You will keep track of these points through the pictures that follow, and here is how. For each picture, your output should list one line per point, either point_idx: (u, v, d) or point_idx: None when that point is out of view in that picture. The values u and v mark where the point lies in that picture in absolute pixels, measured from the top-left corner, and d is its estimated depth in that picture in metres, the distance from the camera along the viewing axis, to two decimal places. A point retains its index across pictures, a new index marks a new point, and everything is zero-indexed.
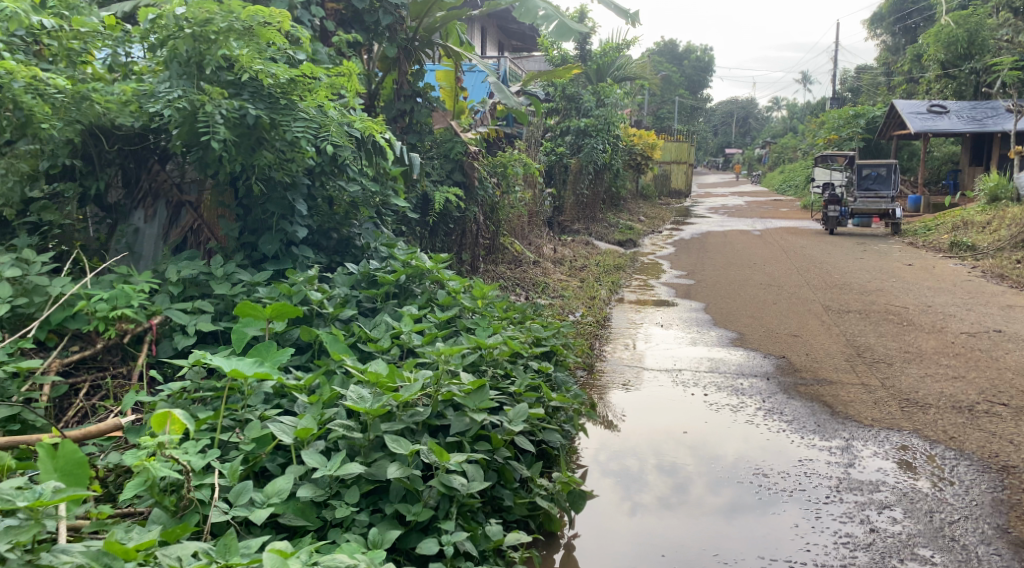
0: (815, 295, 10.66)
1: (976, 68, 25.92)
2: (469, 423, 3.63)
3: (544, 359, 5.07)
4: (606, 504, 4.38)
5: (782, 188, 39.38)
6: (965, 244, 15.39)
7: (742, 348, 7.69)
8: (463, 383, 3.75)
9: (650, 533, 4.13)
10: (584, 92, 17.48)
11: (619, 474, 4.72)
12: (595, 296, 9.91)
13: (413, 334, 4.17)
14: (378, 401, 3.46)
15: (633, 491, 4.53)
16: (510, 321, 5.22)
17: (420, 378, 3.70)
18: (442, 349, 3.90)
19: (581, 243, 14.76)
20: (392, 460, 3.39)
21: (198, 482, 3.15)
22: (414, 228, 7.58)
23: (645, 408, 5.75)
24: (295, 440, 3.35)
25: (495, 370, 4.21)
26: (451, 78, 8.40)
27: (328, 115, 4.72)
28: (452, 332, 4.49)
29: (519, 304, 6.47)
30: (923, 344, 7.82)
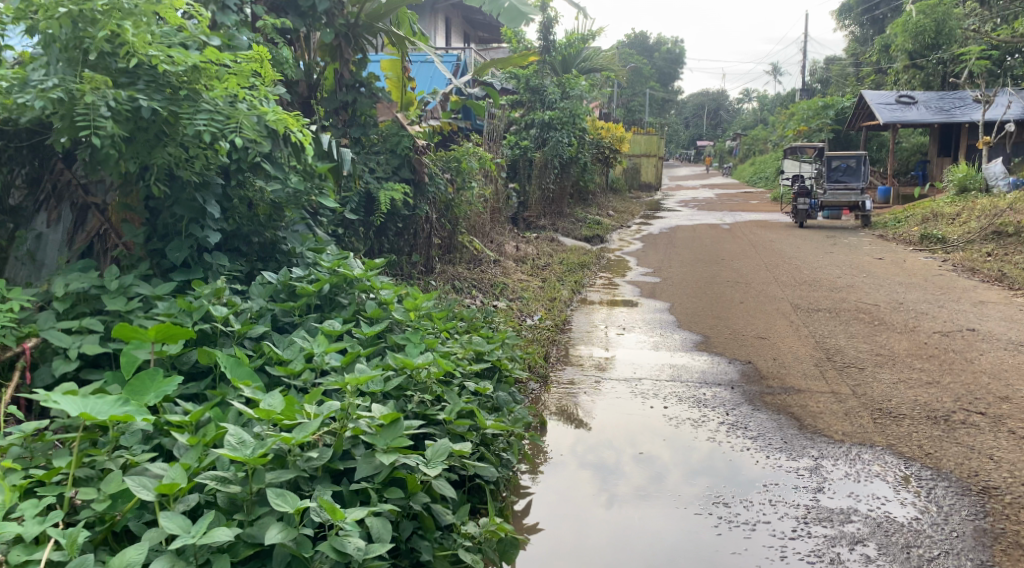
0: (784, 293, 10.32)
1: (943, 58, 25.79)
2: (377, 466, 3.27)
3: (485, 376, 4.64)
4: (584, 495, 4.40)
5: (753, 180, 39.21)
6: (935, 237, 15.16)
7: (707, 352, 7.29)
8: (375, 419, 3.41)
9: (627, 523, 4.14)
10: (549, 83, 17.01)
11: (596, 466, 4.72)
12: (555, 297, 9.50)
13: (329, 355, 3.77)
14: (262, 447, 3.11)
15: (610, 481, 4.54)
16: (449, 335, 4.77)
17: (322, 413, 3.33)
18: (350, 379, 3.49)
19: (546, 240, 14.34)
20: (278, 519, 3.02)
21: (24, 558, 2.79)
22: (355, 230, 7.13)
23: (605, 420, 5.39)
24: (159, 497, 2.98)
25: (422, 395, 3.76)
26: (398, 68, 8.08)
27: (237, 107, 4.25)
28: (375, 350, 4.05)
29: (465, 313, 6.04)
30: (895, 346, 7.50)
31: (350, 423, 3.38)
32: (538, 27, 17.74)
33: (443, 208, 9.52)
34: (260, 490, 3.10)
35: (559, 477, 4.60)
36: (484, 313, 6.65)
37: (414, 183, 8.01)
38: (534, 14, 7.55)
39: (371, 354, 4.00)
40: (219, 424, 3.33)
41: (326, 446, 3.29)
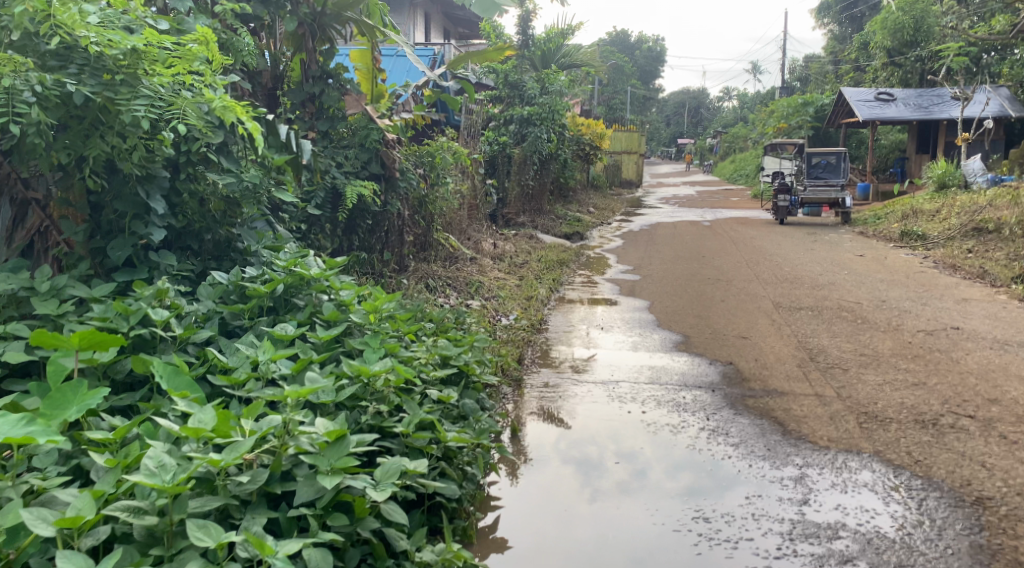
0: (766, 291, 10.11)
1: (922, 55, 25.79)
2: (319, 490, 3.07)
3: (451, 383, 4.36)
4: (566, 491, 4.27)
5: (733, 177, 39.14)
6: (916, 233, 15.04)
7: (687, 353, 7.05)
8: (319, 436, 3.20)
9: (611, 519, 4.01)
10: (527, 79, 16.74)
11: (578, 462, 4.60)
12: (532, 296, 9.24)
13: (277, 363, 3.52)
14: (185, 472, 2.89)
15: (593, 476, 4.43)
16: (411, 338, 4.47)
17: (257, 431, 3.12)
18: (294, 391, 3.26)
19: (525, 237, 14.06)
20: (199, 554, 2.79)
21: None
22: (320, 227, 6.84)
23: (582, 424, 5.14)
24: (63, 531, 2.73)
25: (378, 406, 3.53)
26: (368, 59, 7.79)
27: (179, 94, 4.04)
28: (329, 356, 3.78)
29: (434, 315, 5.76)
30: (879, 346, 7.29)
31: (291, 441, 3.17)
32: (516, 21, 17.48)
33: (416, 205, 9.22)
34: (181, 520, 2.87)
35: (542, 474, 4.47)
36: (456, 314, 6.38)
37: (383, 179, 7.73)
38: (508, 3, 7.25)
39: (324, 360, 3.75)
40: (145, 444, 3.08)
41: (262, 468, 3.07)
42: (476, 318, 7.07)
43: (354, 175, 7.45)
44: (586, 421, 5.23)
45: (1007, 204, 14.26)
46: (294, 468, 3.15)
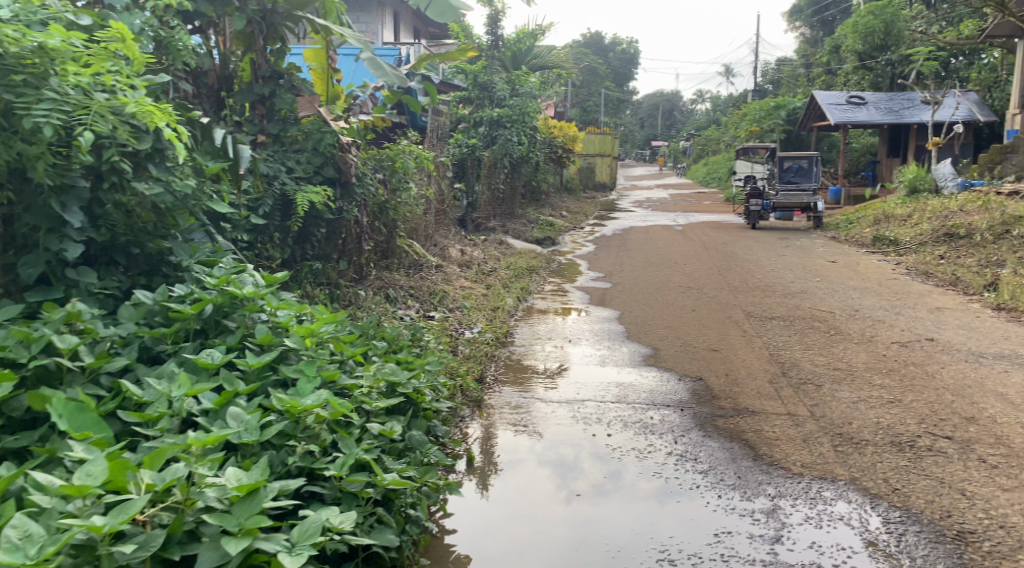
0: (737, 300, 9.89)
1: (892, 59, 25.85)
2: (225, 554, 2.96)
3: (398, 414, 4.18)
4: (542, 494, 4.42)
5: (707, 180, 39.01)
6: (887, 238, 14.91)
7: (656, 368, 6.77)
8: (228, 491, 3.12)
9: (586, 522, 4.15)
10: (497, 80, 16.41)
11: (555, 464, 4.74)
12: (498, 306, 8.95)
13: (194, 399, 3.46)
14: (54, 544, 2.77)
15: (569, 477, 4.57)
16: (347, 366, 4.19)
17: (155, 487, 3.04)
18: (203, 440, 3.20)
19: (494, 242, 13.76)
20: None
21: None
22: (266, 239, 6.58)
23: (547, 443, 5.01)
24: None
25: (306, 446, 3.48)
26: (321, 58, 7.65)
27: (92, 96, 3.85)
28: (256, 388, 3.68)
29: (389, 333, 5.48)
30: (853, 359, 7.06)
31: (195, 496, 3.08)
32: (485, 20, 17.19)
33: (377, 210, 8.91)
34: None
35: (518, 476, 4.61)
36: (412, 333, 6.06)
37: (338, 183, 7.60)
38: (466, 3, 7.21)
39: (251, 392, 3.65)
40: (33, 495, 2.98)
41: (160, 528, 2.97)
42: (432, 333, 6.77)
43: (307, 180, 7.20)
44: (555, 430, 5.25)
45: (977, 209, 14.18)
46: (198, 527, 3.06)
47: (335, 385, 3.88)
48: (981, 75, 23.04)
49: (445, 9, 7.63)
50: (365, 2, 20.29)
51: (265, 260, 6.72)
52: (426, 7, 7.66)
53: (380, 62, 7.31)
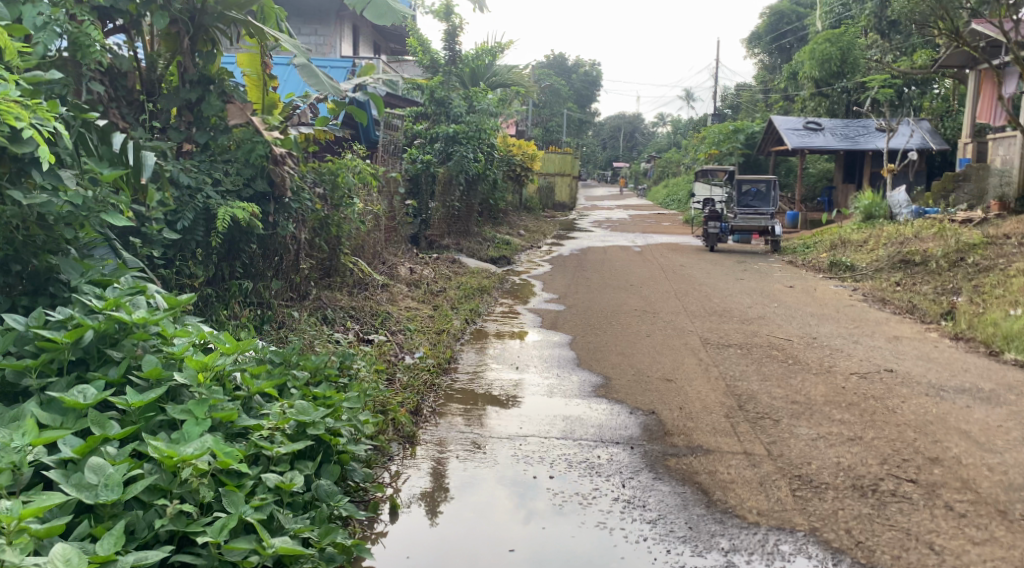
0: (693, 325, 9.54)
1: (847, 87, 26.07)
2: None
3: (304, 459, 4.04)
4: (501, 512, 4.35)
5: (667, 202, 38.95)
6: (844, 264, 14.76)
7: (608, 400, 6.38)
8: None
9: (548, 543, 4.08)
10: (454, 96, 15.88)
11: (515, 484, 4.68)
12: (444, 328, 8.47)
13: (51, 446, 3.29)
14: None
15: (528, 498, 4.51)
16: (249, 408, 4.03)
17: None
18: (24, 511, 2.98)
19: (446, 261, 13.30)
20: None
21: None
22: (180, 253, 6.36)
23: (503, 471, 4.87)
24: None
25: (173, 507, 3.27)
26: (256, 63, 7.34)
27: None
28: (132, 432, 3.50)
29: (312, 366, 5.13)
30: (812, 392, 6.73)
31: None
32: (442, 35, 16.85)
33: (316, 226, 8.47)
34: None
35: (477, 495, 4.54)
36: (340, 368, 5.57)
37: (270, 199, 7.24)
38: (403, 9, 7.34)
39: (124, 435, 3.48)
40: None
41: None
42: (363, 359, 6.29)
43: (235, 194, 6.86)
44: (514, 451, 5.19)
45: (932, 237, 14.07)
46: None
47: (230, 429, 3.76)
48: (934, 104, 23.25)
49: (385, 12, 7.20)
50: (323, 13, 19.66)
51: (185, 277, 6.35)
52: (366, 9, 7.25)
53: (315, 70, 6.92)
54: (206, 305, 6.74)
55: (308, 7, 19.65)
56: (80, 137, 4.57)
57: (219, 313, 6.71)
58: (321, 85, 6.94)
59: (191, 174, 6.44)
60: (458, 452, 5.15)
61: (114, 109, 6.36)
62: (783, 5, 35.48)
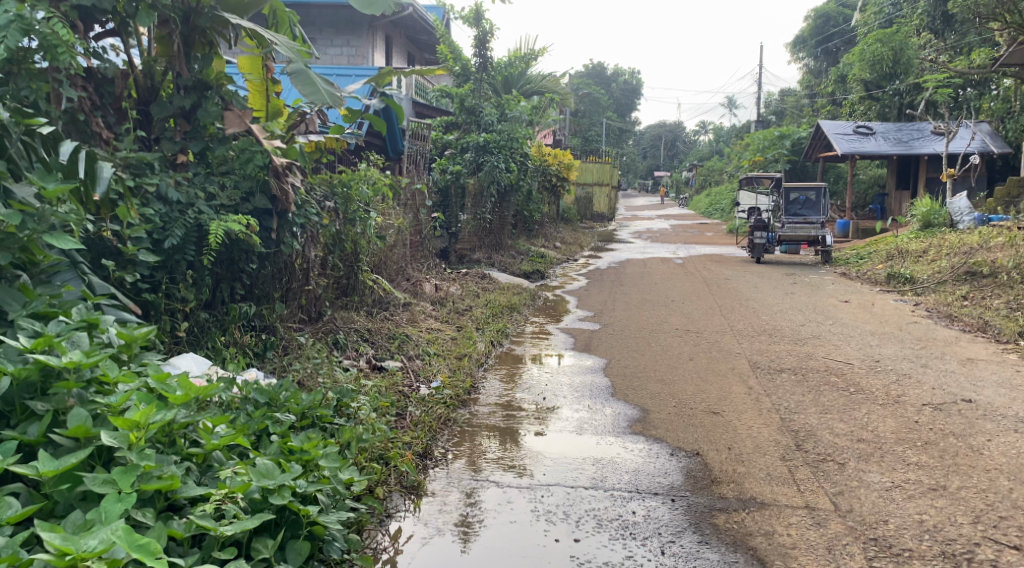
0: (741, 347, 8.74)
1: (900, 89, 24.98)
2: None
3: (264, 534, 3.55)
4: (534, 550, 4.08)
5: (709, 211, 37.94)
6: (903, 276, 13.81)
7: (644, 437, 5.64)
8: None
9: None
10: (486, 104, 15.31)
11: (547, 517, 4.37)
12: (466, 353, 7.78)
13: None
14: None
15: (566, 528, 4.25)
16: (204, 472, 3.62)
17: None
18: None
19: (476, 276, 12.62)
20: None
21: None
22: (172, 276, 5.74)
23: (534, 500, 4.55)
24: None
25: None
26: (258, 67, 6.79)
27: None
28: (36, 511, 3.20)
29: (300, 408, 4.55)
30: (879, 426, 5.94)
31: None
32: (472, 41, 16.25)
33: (329, 242, 7.84)
34: None
35: (508, 528, 4.27)
36: (335, 410, 4.91)
37: (273, 213, 6.60)
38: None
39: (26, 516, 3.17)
40: None
41: None
42: (367, 395, 5.62)
43: (232, 209, 6.25)
44: (549, 477, 4.88)
45: (1000, 246, 13.07)
46: None
47: (168, 500, 3.41)
48: (994, 105, 22.09)
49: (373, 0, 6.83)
50: (356, 24, 19.20)
51: (176, 301, 5.76)
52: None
53: (312, 76, 6.36)
54: (202, 332, 6.15)
55: (341, 18, 19.21)
56: (26, 148, 4.15)
57: (216, 340, 6.12)
58: (318, 92, 6.31)
59: (181, 188, 5.86)
60: (481, 481, 4.80)
61: (98, 117, 5.82)
62: (829, 7, 34.37)
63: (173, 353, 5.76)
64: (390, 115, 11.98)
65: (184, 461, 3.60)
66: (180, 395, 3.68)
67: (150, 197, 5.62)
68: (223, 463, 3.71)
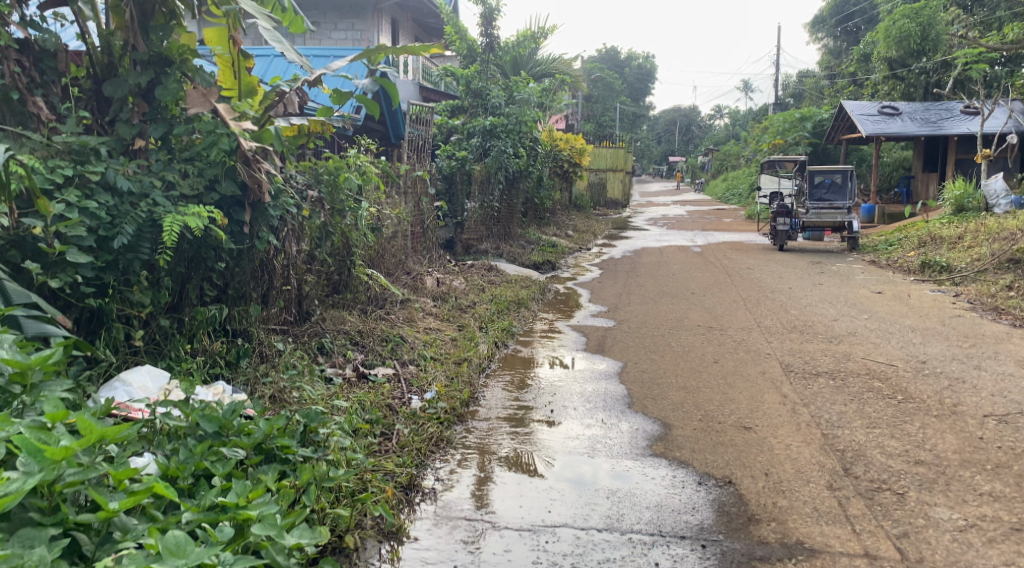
0: (770, 347, 7.95)
1: (927, 67, 23.97)
2: None
3: None
4: None
5: (726, 197, 36.98)
6: (938, 264, 12.95)
7: (667, 461, 4.87)
8: None
9: None
10: (493, 86, 14.55)
11: None
12: (467, 357, 7.03)
13: None
14: None
15: None
16: (102, 541, 3.19)
17: None
18: None
19: (482, 268, 11.87)
20: None
21: None
22: (121, 278, 4.99)
23: (537, 547, 3.83)
24: None
25: None
26: (226, 39, 6.07)
27: None
28: None
29: (251, 441, 3.85)
30: (939, 443, 5.16)
31: None
32: (478, 20, 15.44)
33: (316, 235, 7.07)
34: None
35: None
36: (304, 438, 4.17)
37: (245, 204, 5.83)
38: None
39: None
40: None
41: None
42: (343, 415, 4.87)
43: (195, 200, 5.52)
44: (557, 515, 4.15)
45: None
46: None
47: None
48: None
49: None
50: (359, 6, 18.37)
51: (129, 305, 5.04)
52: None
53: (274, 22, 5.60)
54: (164, 339, 5.42)
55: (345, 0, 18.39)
56: None
57: (179, 348, 5.39)
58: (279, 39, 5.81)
59: (133, 177, 5.11)
60: (473, 519, 4.09)
61: (38, 96, 5.16)
62: None
63: (127, 364, 5.05)
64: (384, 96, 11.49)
65: (67, 532, 3.16)
66: (59, 450, 3.21)
67: (95, 187, 4.89)
68: (129, 527, 3.27)
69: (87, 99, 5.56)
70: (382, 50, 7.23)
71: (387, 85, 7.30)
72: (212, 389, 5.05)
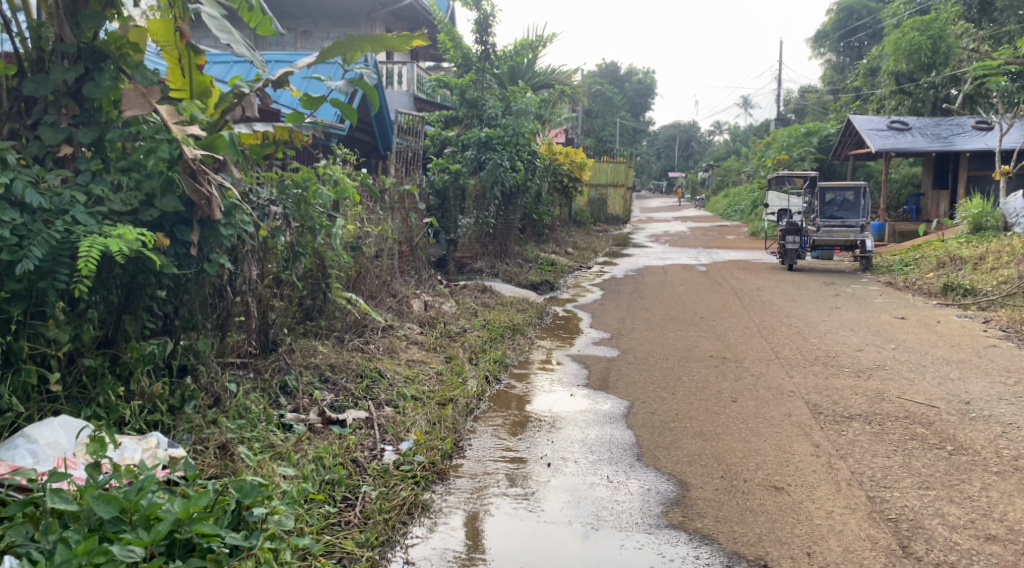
0: (792, 382, 7.13)
1: (935, 82, 23.28)
2: None
3: None
4: None
5: (728, 213, 36.23)
6: (962, 287, 12.15)
7: (686, 536, 4.09)
8: None
9: None
10: (488, 96, 13.79)
11: None
12: (452, 397, 6.17)
13: None
14: None
15: None
16: None
17: None
18: None
19: (476, 290, 11.04)
20: None
21: None
22: (27, 313, 4.24)
23: None
24: None
25: None
26: (173, 33, 5.32)
27: None
28: None
29: (151, 538, 3.24)
30: (1013, 512, 4.33)
31: None
32: (473, 27, 14.69)
33: (283, 256, 6.25)
34: None
35: None
36: (235, 518, 3.56)
37: (192, 222, 5.00)
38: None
39: None
40: None
41: None
42: (291, 484, 4.08)
43: (129, 217, 4.74)
44: None
45: None
46: None
47: None
48: None
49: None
50: (353, 16, 17.64)
51: (44, 343, 4.29)
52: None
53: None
54: (93, 381, 4.60)
55: (338, 9, 17.65)
56: None
57: (109, 392, 4.55)
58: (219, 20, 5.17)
59: (48, 191, 4.36)
60: None
61: None
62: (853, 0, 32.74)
63: (40, 413, 4.30)
64: (364, 96, 10.74)
65: None
66: None
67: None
68: None
69: (8, 100, 4.78)
70: (355, 42, 6.47)
71: (367, 85, 6.53)
72: (142, 443, 4.24)
